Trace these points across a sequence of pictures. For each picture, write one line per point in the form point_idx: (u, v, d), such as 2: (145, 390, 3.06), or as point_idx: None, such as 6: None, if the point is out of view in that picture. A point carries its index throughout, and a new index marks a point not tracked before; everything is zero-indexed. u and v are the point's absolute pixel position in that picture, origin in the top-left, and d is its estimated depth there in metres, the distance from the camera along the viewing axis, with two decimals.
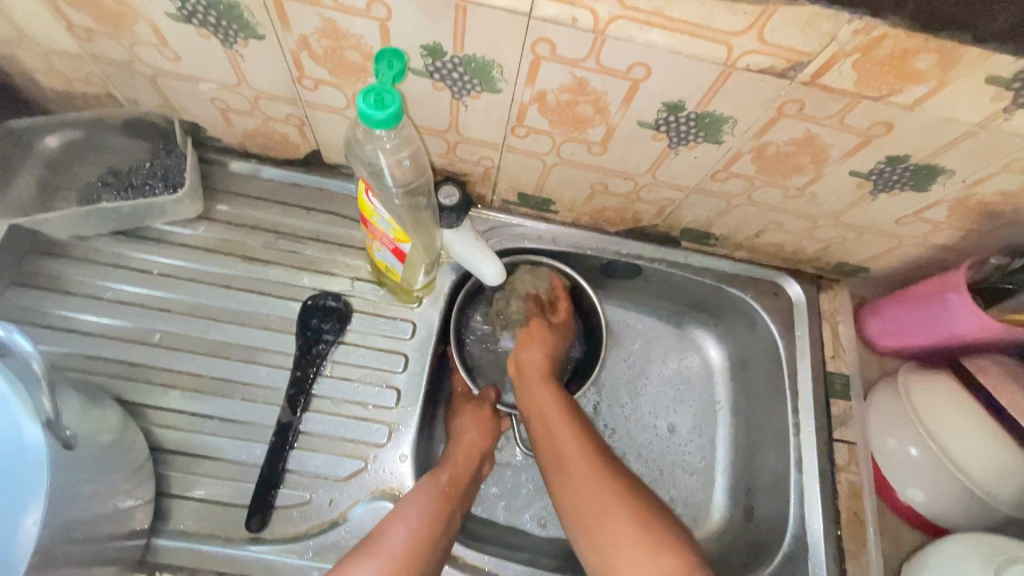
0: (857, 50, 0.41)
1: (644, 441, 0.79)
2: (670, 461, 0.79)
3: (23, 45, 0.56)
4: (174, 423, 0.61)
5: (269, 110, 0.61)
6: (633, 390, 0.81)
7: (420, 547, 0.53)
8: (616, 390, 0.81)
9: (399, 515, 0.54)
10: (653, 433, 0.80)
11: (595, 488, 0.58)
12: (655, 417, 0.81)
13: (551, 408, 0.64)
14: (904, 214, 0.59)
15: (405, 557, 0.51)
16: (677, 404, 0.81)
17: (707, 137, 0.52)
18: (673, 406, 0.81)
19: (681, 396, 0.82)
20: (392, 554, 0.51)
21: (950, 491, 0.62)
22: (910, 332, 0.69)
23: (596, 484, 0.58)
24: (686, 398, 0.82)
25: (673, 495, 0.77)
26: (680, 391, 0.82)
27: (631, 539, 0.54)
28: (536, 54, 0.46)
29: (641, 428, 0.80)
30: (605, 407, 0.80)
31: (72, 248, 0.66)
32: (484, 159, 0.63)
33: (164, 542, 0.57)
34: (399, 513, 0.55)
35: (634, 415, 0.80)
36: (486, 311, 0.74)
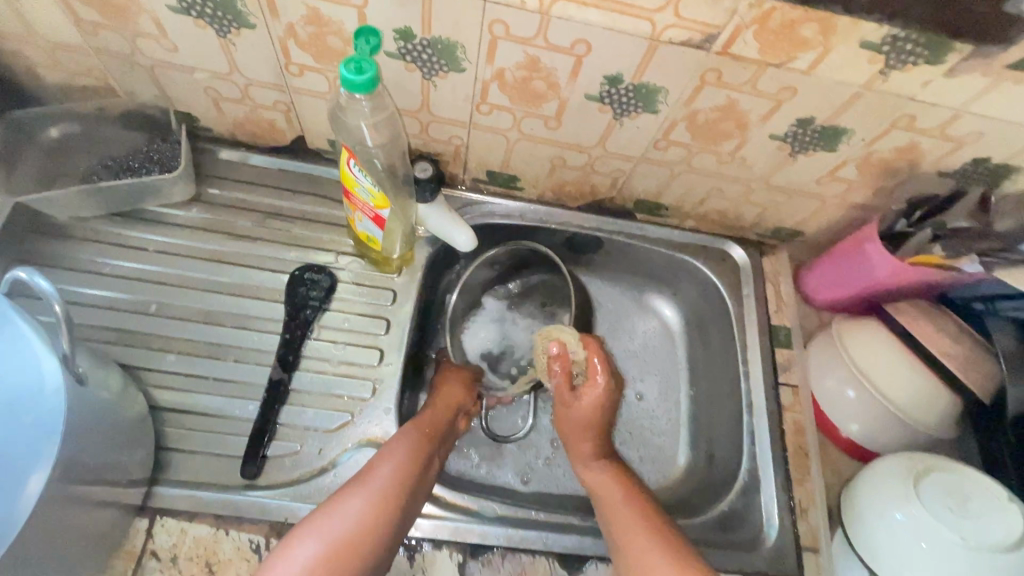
0: (755, 21, 0.49)
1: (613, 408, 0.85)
2: (638, 424, 0.84)
3: (31, 41, 0.62)
4: (171, 383, 0.66)
5: (257, 97, 0.67)
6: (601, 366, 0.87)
7: (405, 479, 0.57)
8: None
9: (389, 452, 0.59)
10: (621, 401, 0.85)
11: (626, 525, 0.59)
12: (625, 387, 0.86)
13: (626, 515, 0.60)
14: (822, 174, 0.68)
15: (392, 489, 0.55)
16: (644, 372, 0.87)
17: (645, 107, 0.61)
18: (639, 375, 0.87)
19: (646, 365, 0.88)
20: (381, 483, 0.55)
21: (876, 415, 0.70)
22: (841, 283, 0.77)
23: (626, 518, 0.60)
24: (652, 365, 0.88)
25: (642, 453, 0.82)
26: (645, 360, 0.88)
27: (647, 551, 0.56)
28: (493, 34, 0.54)
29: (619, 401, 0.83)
30: None
31: (71, 229, 0.71)
32: (455, 138, 0.70)
33: (164, 490, 0.60)
34: (388, 452, 0.59)
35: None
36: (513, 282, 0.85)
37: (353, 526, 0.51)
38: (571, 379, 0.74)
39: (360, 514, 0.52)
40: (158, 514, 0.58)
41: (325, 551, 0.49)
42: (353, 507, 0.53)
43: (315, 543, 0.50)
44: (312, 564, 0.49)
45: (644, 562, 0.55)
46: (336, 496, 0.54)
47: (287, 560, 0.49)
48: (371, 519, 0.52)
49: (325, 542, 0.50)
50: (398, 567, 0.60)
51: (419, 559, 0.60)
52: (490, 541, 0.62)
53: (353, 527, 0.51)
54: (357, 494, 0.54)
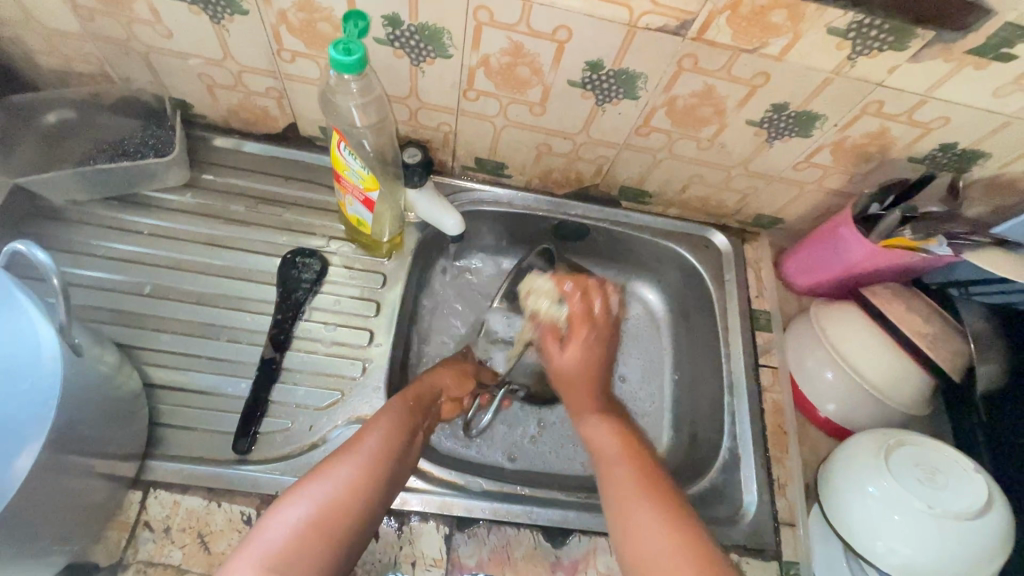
0: (727, 8, 0.52)
1: None
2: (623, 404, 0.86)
3: (29, 27, 0.64)
4: (164, 362, 0.67)
5: (251, 84, 0.69)
6: None
7: (390, 448, 0.59)
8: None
9: (375, 423, 0.60)
10: None
11: (616, 480, 0.56)
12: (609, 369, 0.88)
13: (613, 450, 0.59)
14: (799, 160, 0.70)
15: (380, 457, 0.57)
16: (629, 355, 0.89)
17: (626, 93, 0.63)
18: (623, 358, 0.89)
19: (630, 349, 0.90)
20: (371, 451, 0.57)
21: (851, 394, 0.72)
22: (818, 267, 0.79)
23: (619, 476, 0.56)
24: (638, 349, 0.90)
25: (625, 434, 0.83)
26: (630, 344, 0.90)
27: (631, 503, 0.52)
28: (477, 20, 0.56)
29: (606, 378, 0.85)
30: None
31: (68, 212, 0.73)
32: (443, 125, 0.72)
33: (157, 463, 0.61)
34: (374, 422, 0.61)
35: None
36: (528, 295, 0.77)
37: (343, 489, 0.53)
38: (558, 334, 0.70)
39: (351, 478, 0.54)
40: (152, 486, 0.60)
41: (316, 512, 0.50)
42: (343, 471, 0.54)
43: (306, 504, 0.51)
44: (304, 523, 0.49)
45: (621, 487, 0.54)
46: (325, 463, 0.56)
47: (279, 520, 0.49)
48: (361, 483, 0.54)
49: (316, 503, 0.51)
50: (385, 538, 0.61)
51: (407, 531, 0.62)
52: (476, 515, 0.64)
53: (343, 490, 0.53)
54: (347, 461, 0.55)
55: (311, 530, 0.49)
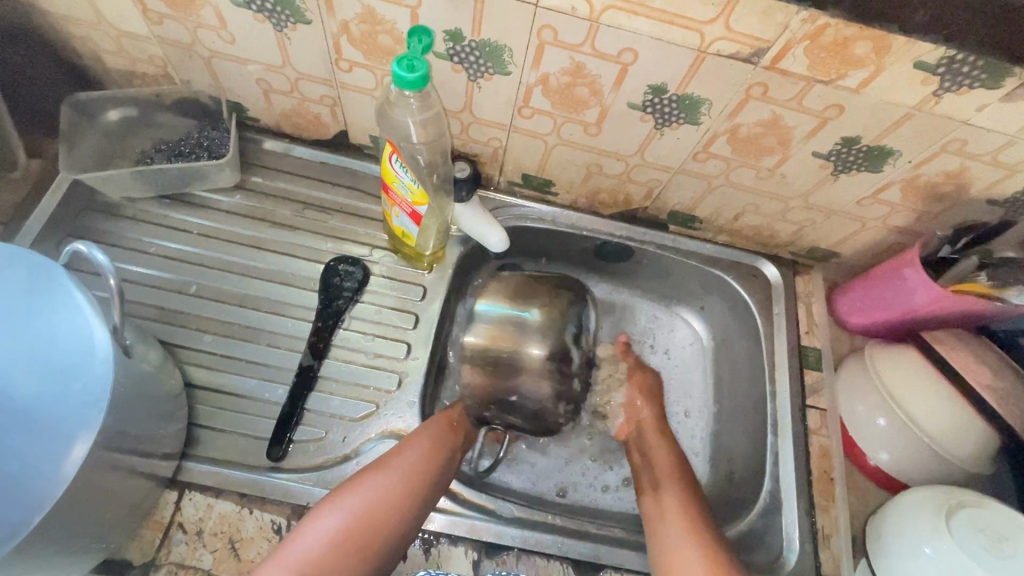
0: (807, 37, 0.49)
1: None
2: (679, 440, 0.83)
3: (100, 28, 0.65)
4: (205, 362, 0.68)
5: (306, 91, 0.70)
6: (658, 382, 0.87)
7: (427, 463, 0.60)
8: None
9: (415, 436, 0.62)
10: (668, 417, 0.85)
11: (668, 494, 0.65)
12: (671, 404, 0.85)
13: (671, 487, 0.66)
14: (864, 195, 0.67)
15: (416, 473, 0.58)
16: (689, 389, 0.86)
17: (687, 118, 0.61)
18: (685, 391, 0.86)
19: (689, 382, 0.87)
20: (407, 464, 0.59)
21: (908, 446, 0.67)
22: (876, 307, 0.75)
23: (670, 508, 0.64)
24: (689, 384, 0.87)
25: None
26: (686, 377, 0.87)
27: (675, 518, 0.62)
28: (541, 40, 0.55)
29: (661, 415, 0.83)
30: None
31: (123, 208, 0.74)
32: (493, 140, 0.71)
33: (192, 465, 0.61)
34: (413, 435, 0.62)
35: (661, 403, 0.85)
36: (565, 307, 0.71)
37: (375, 503, 0.55)
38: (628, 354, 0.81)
39: (385, 492, 0.56)
40: (187, 487, 0.60)
41: (347, 524, 0.53)
42: (375, 486, 0.56)
43: (339, 516, 0.53)
44: (335, 534, 0.52)
45: (670, 523, 0.62)
46: (361, 474, 0.58)
47: (313, 530, 0.52)
48: (392, 498, 0.56)
49: (348, 515, 0.54)
50: (413, 559, 0.60)
51: (435, 553, 0.61)
52: (504, 542, 0.62)
53: (374, 504, 0.55)
54: (383, 474, 0.57)
55: (342, 543, 0.52)
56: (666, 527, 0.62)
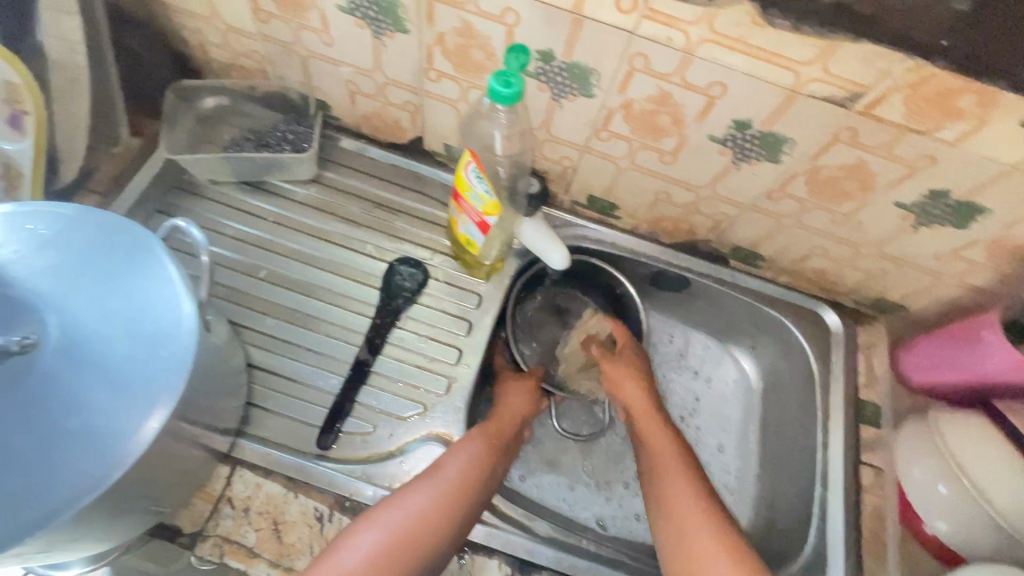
0: (908, 86, 0.49)
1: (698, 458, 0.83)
2: (710, 474, 0.82)
3: (211, 22, 0.70)
4: (265, 345, 0.70)
5: (391, 95, 0.73)
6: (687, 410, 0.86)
7: (465, 483, 0.59)
8: (671, 394, 0.86)
9: (451, 454, 0.61)
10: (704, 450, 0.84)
11: (678, 487, 0.64)
12: (705, 436, 0.84)
13: (667, 452, 0.68)
14: (944, 250, 0.65)
15: (454, 489, 0.58)
16: (725, 424, 0.85)
17: (768, 155, 0.60)
18: (723, 425, 0.85)
19: (727, 418, 0.85)
20: (445, 480, 0.59)
21: (971, 520, 0.63)
22: (941, 369, 0.72)
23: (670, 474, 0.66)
24: (726, 418, 0.85)
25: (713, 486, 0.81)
26: (724, 413, 0.86)
27: (680, 488, 0.64)
28: (631, 66, 0.56)
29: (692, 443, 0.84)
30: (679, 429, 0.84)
31: (206, 190, 0.78)
32: (565, 159, 0.72)
33: (245, 442, 0.63)
34: (449, 453, 0.62)
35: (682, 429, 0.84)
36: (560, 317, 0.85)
37: (412, 523, 0.55)
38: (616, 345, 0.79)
39: (423, 509, 0.56)
40: (239, 464, 0.62)
41: (387, 541, 0.54)
42: (413, 504, 0.57)
43: (378, 533, 0.54)
44: (375, 552, 0.53)
45: (669, 489, 0.65)
46: (399, 491, 0.58)
47: (351, 547, 0.53)
48: (430, 517, 0.56)
49: (387, 533, 0.54)
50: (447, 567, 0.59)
51: (467, 562, 0.60)
52: (538, 561, 0.61)
53: (412, 523, 0.55)
54: (420, 491, 0.58)
55: (382, 559, 0.53)
56: (664, 492, 0.65)
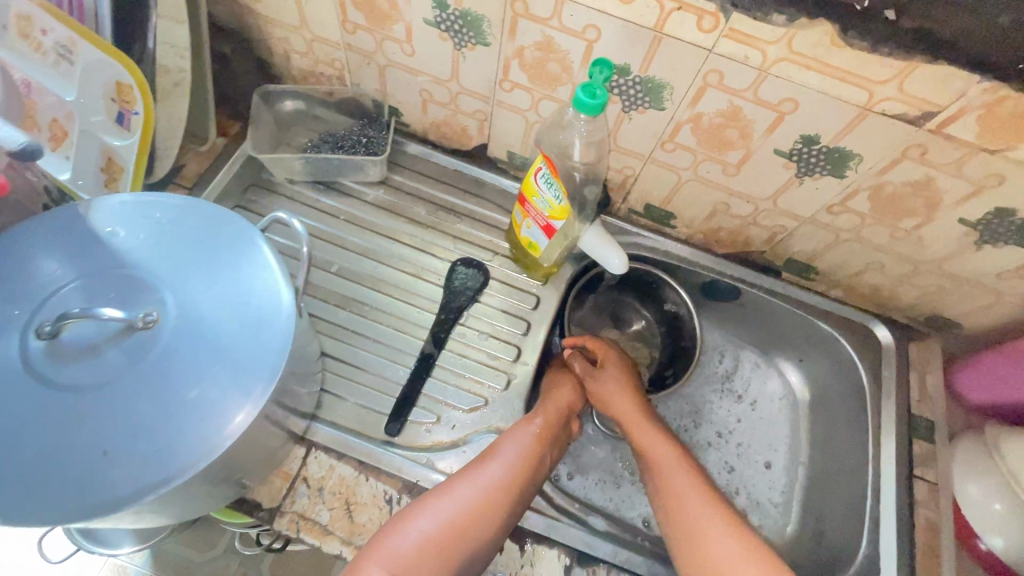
0: (982, 106, 0.50)
1: (746, 474, 0.84)
2: (755, 490, 0.83)
3: (300, 32, 0.75)
4: (336, 335, 0.74)
5: (462, 104, 0.76)
6: (730, 431, 0.87)
7: (513, 476, 0.60)
8: (710, 415, 0.87)
9: (499, 447, 0.62)
10: (752, 467, 0.84)
11: (685, 494, 0.62)
12: (754, 454, 0.85)
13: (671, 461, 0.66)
14: (1006, 268, 0.65)
15: (502, 481, 0.59)
16: (774, 442, 0.86)
17: (833, 170, 0.62)
18: (774, 444, 0.86)
19: (778, 436, 0.86)
20: (492, 472, 0.60)
21: None
22: (1002, 386, 0.72)
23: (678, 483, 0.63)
24: (774, 437, 0.86)
25: (758, 500, 0.82)
26: (773, 431, 0.87)
27: (689, 498, 0.62)
28: (705, 82, 0.59)
29: (741, 460, 0.85)
30: (724, 447, 0.85)
31: (282, 188, 0.83)
32: (627, 168, 0.75)
33: (319, 427, 0.67)
34: (498, 445, 0.62)
35: (722, 448, 0.85)
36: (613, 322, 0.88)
37: (462, 511, 0.56)
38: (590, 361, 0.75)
39: (471, 499, 0.57)
40: (313, 446, 0.65)
41: (439, 529, 0.55)
42: (463, 493, 0.58)
43: (430, 521, 0.56)
44: (428, 538, 0.55)
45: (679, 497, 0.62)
46: (449, 480, 0.60)
47: (404, 531, 0.55)
48: (479, 507, 0.57)
49: (439, 521, 0.56)
50: (509, 554, 0.62)
51: (529, 551, 0.62)
52: (597, 553, 0.64)
53: (462, 512, 0.56)
54: (468, 481, 0.59)
55: (434, 547, 0.54)
56: (674, 501, 0.62)
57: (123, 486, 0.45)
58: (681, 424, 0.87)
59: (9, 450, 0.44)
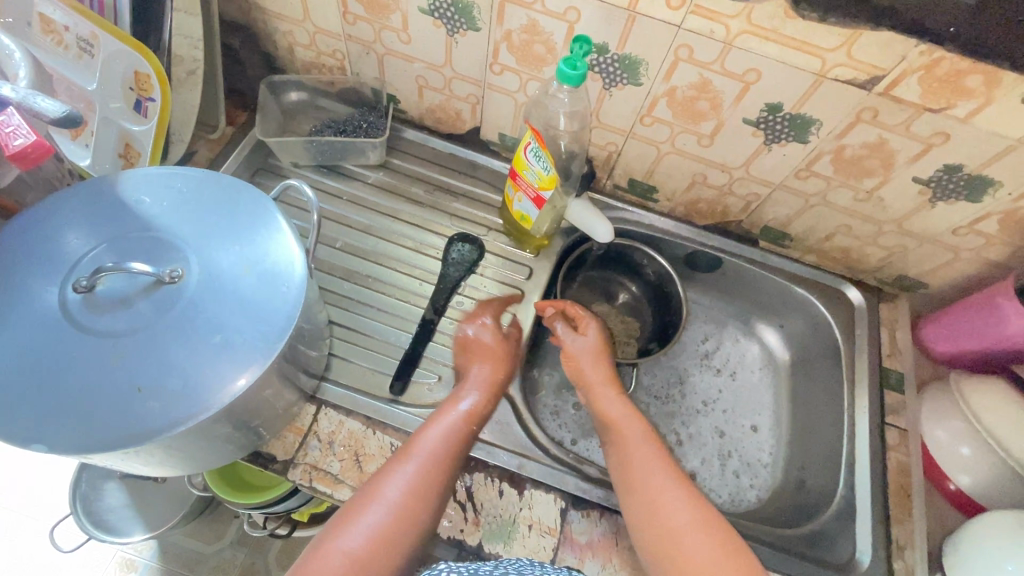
0: (922, 68, 0.56)
1: (734, 436, 0.87)
2: (744, 450, 0.86)
3: (304, 25, 0.80)
4: (343, 306, 0.79)
5: (456, 88, 0.82)
6: (713, 399, 0.89)
7: (436, 476, 0.59)
8: (695, 386, 0.90)
9: (421, 445, 0.61)
10: (740, 431, 0.87)
11: (646, 465, 0.63)
12: (740, 417, 0.89)
13: (634, 433, 0.67)
14: (960, 224, 0.71)
15: (433, 479, 0.58)
16: (757, 405, 0.90)
17: (796, 136, 0.68)
18: (757, 408, 0.89)
19: (759, 399, 0.90)
20: (422, 470, 0.58)
21: (989, 467, 0.69)
22: (962, 336, 0.77)
23: (641, 454, 0.64)
24: (757, 401, 0.90)
25: (747, 459, 0.85)
26: (756, 395, 0.90)
27: (652, 467, 0.63)
28: (676, 56, 0.64)
29: (729, 423, 0.88)
30: (712, 413, 0.88)
31: (288, 172, 0.89)
32: (611, 144, 0.81)
33: (329, 387, 0.71)
34: (420, 444, 0.61)
35: (711, 415, 0.88)
36: (602, 295, 0.93)
37: (391, 520, 0.54)
38: (573, 323, 0.79)
39: (403, 504, 0.56)
40: (324, 404, 0.69)
41: (367, 545, 0.52)
42: (393, 498, 0.56)
43: (359, 536, 0.53)
44: (356, 557, 0.51)
45: (641, 469, 0.63)
46: (375, 485, 0.57)
47: (329, 551, 0.51)
48: (410, 510, 0.56)
49: (369, 536, 0.53)
50: (508, 498, 0.66)
51: (527, 495, 0.66)
52: (589, 497, 0.67)
53: (394, 520, 0.54)
54: (398, 484, 0.57)
55: (364, 565, 0.51)
56: (637, 472, 0.63)
57: (157, 419, 0.49)
58: (668, 392, 0.89)
59: (60, 387, 0.50)
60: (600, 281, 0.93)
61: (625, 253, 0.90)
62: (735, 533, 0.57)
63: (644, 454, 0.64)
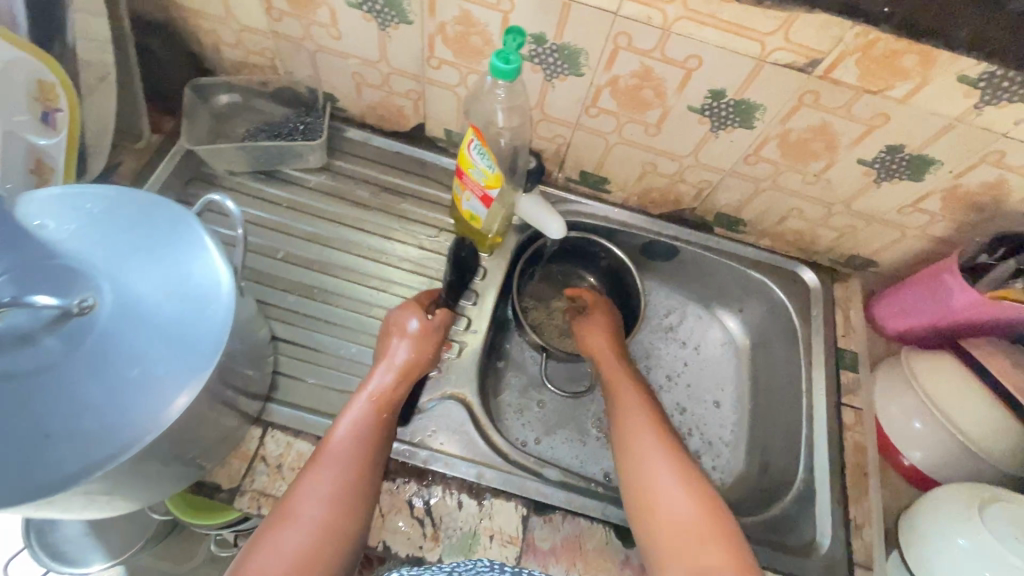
0: (858, 50, 0.55)
1: (699, 412, 0.87)
2: (708, 427, 0.86)
3: (226, 23, 0.75)
4: (289, 319, 0.75)
5: (395, 84, 0.78)
6: (677, 376, 0.90)
7: (354, 476, 0.58)
8: (660, 359, 0.91)
9: (328, 451, 0.59)
10: (704, 407, 0.88)
11: (644, 443, 0.65)
12: (704, 393, 0.89)
13: (637, 410, 0.69)
14: (905, 203, 0.72)
15: (347, 483, 0.57)
16: (721, 381, 0.90)
17: (742, 121, 0.67)
18: (720, 384, 0.90)
19: (721, 379, 0.90)
20: (334, 475, 0.57)
21: (938, 441, 0.71)
22: (912, 312, 0.78)
23: (642, 431, 0.66)
24: (720, 377, 0.90)
25: (711, 437, 0.86)
26: (719, 373, 0.91)
27: (653, 445, 0.64)
28: (616, 45, 0.62)
29: (693, 401, 0.88)
30: (676, 391, 0.89)
31: (222, 180, 0.83)
32: (558, 137, 0.78)
33: (275, 407, 0.68)
34: (330, 452, 0.59)
35: (674, 390, 0.89)
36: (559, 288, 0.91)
37: (309, 538, 0.53)
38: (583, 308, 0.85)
39: (319, 518, 0.54)
40: (271, 425, 0.67)
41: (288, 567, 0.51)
42: (309, 514, 0.54)
43: (278, 560, 0.51)
44: None
45: (642, 443, 0.65)
46: (289, 504, 0.55)
47: None
48: (329, 521, 0.54)
49: (286, 559, 0.51)
50: (467, 509, 0.64)
51: (486, 505, 0.65)
52: (551, 502, 0.66)
53: (312, 535, 0.53)
54: (311, 499, 0.55)
55: None
56: (637, 448, 0.64)
57: (73, 462, 0.46)
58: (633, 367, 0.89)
59: None
60: (557, 275, 0.92)
61: (580, 246, 0.88)
62: (724, 508, 0.58)
63: (645, 430, 0.66)
